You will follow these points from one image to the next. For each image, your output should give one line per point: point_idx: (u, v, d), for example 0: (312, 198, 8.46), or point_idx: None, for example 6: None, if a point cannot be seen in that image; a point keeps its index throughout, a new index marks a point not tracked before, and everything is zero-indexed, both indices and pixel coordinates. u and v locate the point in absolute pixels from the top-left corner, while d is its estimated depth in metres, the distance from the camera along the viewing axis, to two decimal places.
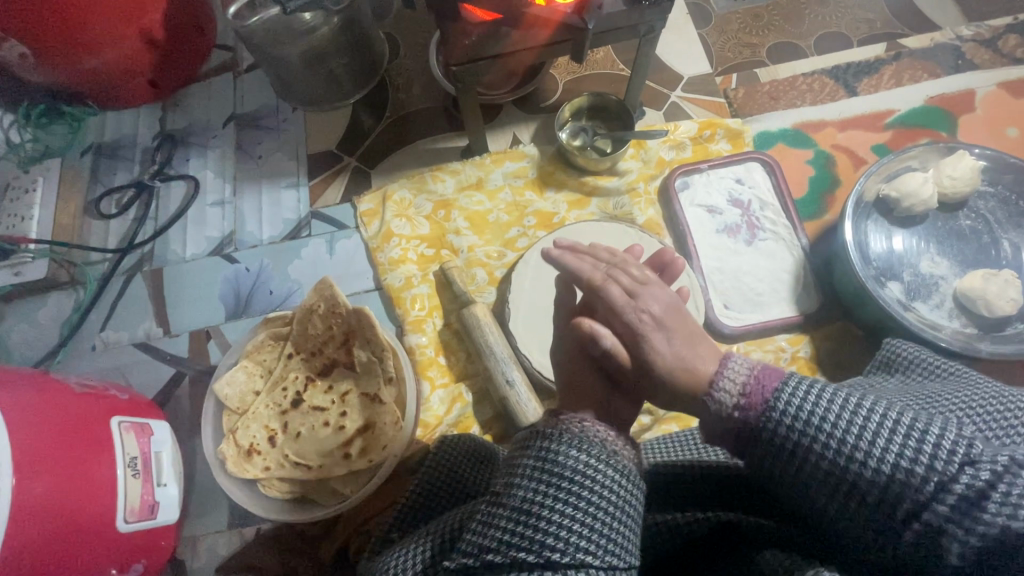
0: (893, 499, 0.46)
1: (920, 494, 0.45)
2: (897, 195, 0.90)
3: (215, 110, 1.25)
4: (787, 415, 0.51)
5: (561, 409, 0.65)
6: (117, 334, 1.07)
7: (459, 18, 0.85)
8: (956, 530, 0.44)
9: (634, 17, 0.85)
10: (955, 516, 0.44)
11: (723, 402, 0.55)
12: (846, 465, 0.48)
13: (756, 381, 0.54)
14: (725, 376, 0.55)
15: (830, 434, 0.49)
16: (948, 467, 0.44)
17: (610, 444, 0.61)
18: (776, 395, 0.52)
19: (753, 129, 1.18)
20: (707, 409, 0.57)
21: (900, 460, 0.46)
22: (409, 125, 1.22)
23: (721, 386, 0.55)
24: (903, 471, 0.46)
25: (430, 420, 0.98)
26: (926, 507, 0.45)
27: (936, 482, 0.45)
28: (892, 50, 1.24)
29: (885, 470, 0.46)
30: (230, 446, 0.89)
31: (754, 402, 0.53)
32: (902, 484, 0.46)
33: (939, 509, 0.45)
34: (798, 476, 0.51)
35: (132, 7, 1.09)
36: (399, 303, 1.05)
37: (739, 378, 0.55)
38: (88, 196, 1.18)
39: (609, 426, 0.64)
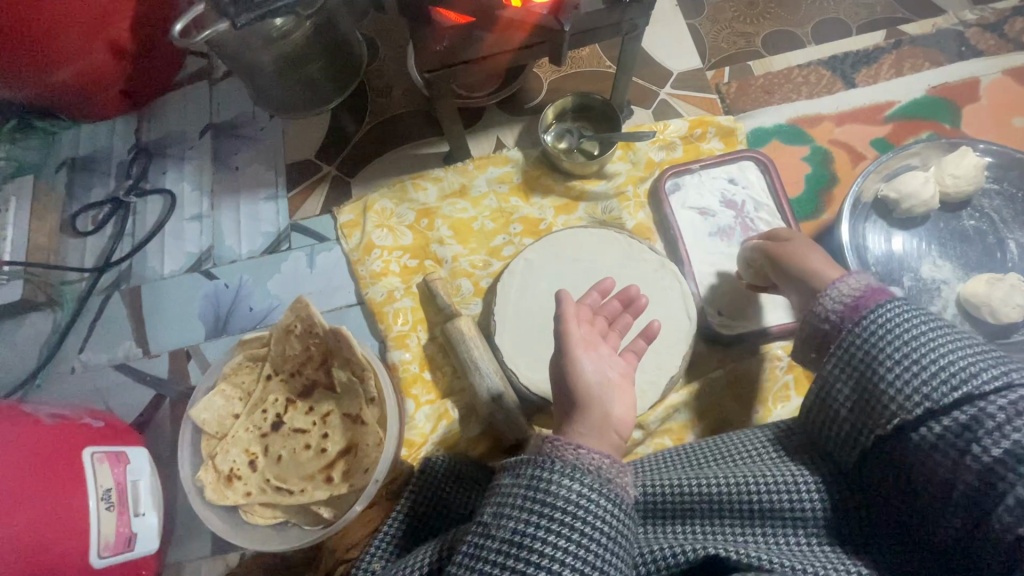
0: (928, 399, 0.53)
1: (945, 400, 0.52)
2: (896, 197, 0.86)
3: (191, 120, 1.21)
4: (880, 318, 0.59)
5: (551, 435, 0.66)
6: (95, 356, 1.04)
7: (429, 22, 0.79)
8: (979, 437, 0.50)
9: (615, 16, 0.81)
10: (972, 427, 0.50)
11: (833, 300, 0.65)
12: (896, 368, 0.56)
13: (865, 296, 0.63)
14: (839, 287, 0.66)
15: (892, 341, 0.57)
16: (986, 386, 0.51)
17: (604, 472, 0.63)
18: (885, 303, 0.60)
19: (746, 126, 1.13)
20: (818, 305, 0.67)
21: (961, 369, 0.52)
22: (390, 130, 1.18)
23: (838, 289, 0.65)
24: (956, 376, 0.52)
25: (416, 438, 0.96)
26: (951, 410, 0.52)
27: (969, 394, 0.51)
28: (892, 38, 1.19)
29: (936, 375, 0.53)
30: (209, 473, 0.86)
31: (853, 307, 0.63)
32: (944, 387, 0.52)
33: (957, 418, 0.51)
34: (861, 376, 0.59)
35: (102, 15, 1.05)
36: (381, 318, 1.02)
37: (853, 289, 0.65)
38: (64, 213, 1.15)
39: (604, 453, 0.65)
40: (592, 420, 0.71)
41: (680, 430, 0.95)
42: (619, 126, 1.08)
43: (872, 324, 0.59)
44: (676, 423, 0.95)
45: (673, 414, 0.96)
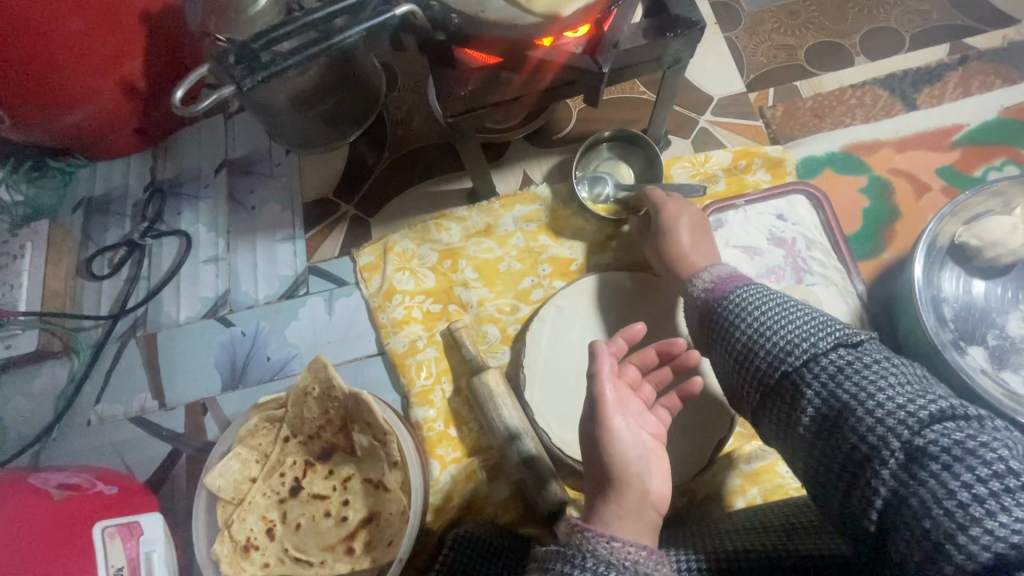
0: (760, 377, 0.58)
1: (770, 377, 0.57)
2: (977, 243, 0.76)
3: (206, 156, 1.17)
4: (729, 303, 0.66)
5: (581, 523, 0.59)
6: (111, 409, 1.00)
7: (454, 64, 0.74)
8: (800, 408, 0.54)
9: (656, 51, 0.74)
10: (793, 402, 0.55)
11: (697, 290, 0.73)
12: (737, 348, 0.62)
13: (722, 282, 0.71)
14: (704, 275, 0.74)
15: (732, 327, 0.63)
16: (793, 358, 0.56)
17: (643, 568, 0.55)
18: (732, 289, 0.67)
19: (795, 155, 1.04)
20: (687, 297, 0.75)
21: (784, 341, 0.57)
22: (410, 165, 1.12)
23: (702, 279, 0.74)
24: (778, 349, 0.57)
25: (441, 503, 0.89)
26: (776, 384, 0.57)
27: (781, 369, 0.56)
28: (956, 52, 1.08)
29: (764, 350, 0.59)
30: (225, 544, 0.81)
31: (712, 293, 0.70)
32: (769, 361, 0.58)
33: (781, 393, 0.56)
34: (721, 359, 0.65)
35: (113, 57, 1.02)
36: (403, 371, 0.96)
37: (711, 280, 0.72)
38: (80, 256, 1.12)
39: (640, 544, 0.57)
40: (628, 502, 0.61)
41: (728, 496, 0.87)
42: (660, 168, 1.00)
43: (721, 308, 0.66)
44: (724, 488, 0.87)
45: (720, 479, 0.88)
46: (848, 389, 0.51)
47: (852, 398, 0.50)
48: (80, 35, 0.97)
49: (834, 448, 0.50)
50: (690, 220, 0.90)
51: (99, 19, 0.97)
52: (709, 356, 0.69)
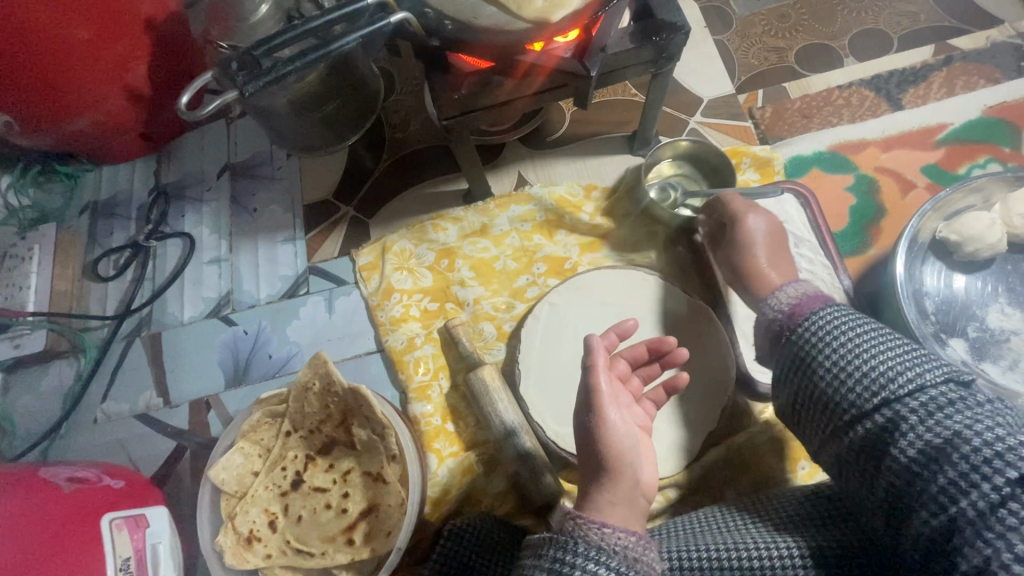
0: (853, 402, 0.57)
1: (866, 404, 0.56)
2: (956, 239, 0.78)
3: (209, 159, 1.20)
4: (816, 324, 0.65)
5: (574, 511, 0.61)
6: (117, 406, 1.03)
7: (448, 68, 0.77)
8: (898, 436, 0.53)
9: (644, 54, 0.76)
10: (889, 430, 0.54)
11: (773, 308, 0.72)
12: (827, 372, 0.61)
13: (802, 303, 0.69)
14: (782, 292, 0.73)
15: (822, 351, 0.62)
16: (899, 389, 0.55)
17: (631, 552, 0.58)
18: (818, 310, 0.66)
19: (783, 154, 1.06)
20: (761, 315, 0.73)
21: (884, 370, 0.57)
22: (408, 167, 1.15)
23: (782, 296, 0.72)
24: (878, 378, 0.57)
25: (440, 496, 0.91)
26: (873, 412, 0.56)
27: (881, 398, 0.55)
28: (940, 53, 1.11)
29: (859, 377, 0.58)
30: (229, 535, 0.83)
31: (793, 313, 0.69)
32: (866, 389, 0.57)
33: (876, 421, 0.55)
34: (801, 381, 0.64)
35: (117, 64, 1.05)
36: (402, 368, 0.98)
37: (792, 297, 0.71)
38: (86, 258, 1.15)
39: (629, 530, 0.60)
40: (620, 490, 0.63)
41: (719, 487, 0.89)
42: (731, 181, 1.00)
43: (806, 329, 0.65)
44: (715, 479, 0.89)
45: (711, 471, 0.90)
46: (956, 423, 0.50)
47: (961, 430, 0.50)
48: (86, 44, 0.99)
49: (932, 480, 0.49)
50: (769, 236, 0.86)
51: (104, 28, 1.00)
52: (777, 376, 0.68)
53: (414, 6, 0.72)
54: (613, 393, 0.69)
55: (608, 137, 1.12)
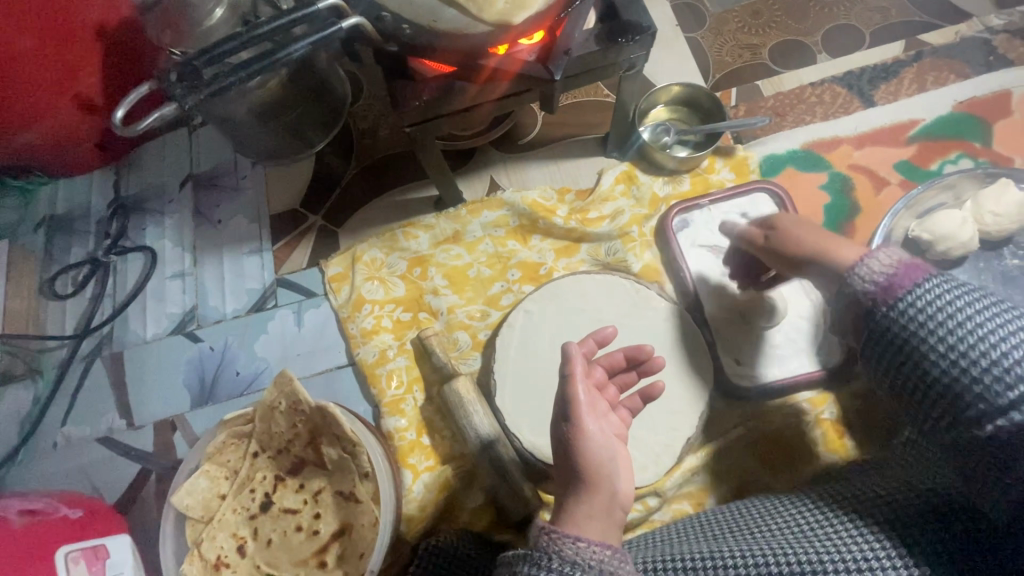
0: (986, 398, 0.50)
1: (1002, 399, 0.49)
2: (929, 238, 0.78)
3: (170, 169, 1.15)
4: (916, 301, 0.54)
5: (548, 524, 0.59)
6: (78, 429, 0.99)
7: (410, 75, 0.75)
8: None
9: (610, 57, 0.74)
10: None
11: (860, 279, 0.59)
12: (934, 360, 0.52)
13: (899, 271, 0.57)
14: (873, 258, 0.59)
15: (936, 334, 0.52)
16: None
17: (607, 566, 0.56)
18: (920, 283, 0.55)
19: (758, 153, 1.05)
20: (843, 287, 0.60)
21: (1023, 359, 0.48)
22: (378, 173, 1.12)
23: (869, 264, 0.59)
24: (1013, 371, 0.49)
25: (415, 512, 0.89)
26: (1017, 408, 0.48)
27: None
28: (911, 49, 1.10)
29: (985, 367, 0.50)
30: (195, 563, 0.80)
31: (887, 288, 0.57)
32: (1003, 385, 0.49)
33: (1016, 418, 0.48)
34: (897, 360, 0.55)
35: (67, 73, 1.00)
36: (374, 381, 0.95)
37: (887, 264, 0.58)
38: (43, 276, 1.10)
39: (605, 543, 0.58)
40: (596, 502, 0.60)
41: (701, 494, 0.88)
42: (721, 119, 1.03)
43: (909, 309, 0.54)
44: (695, 486, 0.89)
45: (691, 478, 0.89)
46: None
47: None
48: (31, 53, 0.95)
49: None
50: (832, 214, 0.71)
51: (51, 37, 0.96)
52: (868, 353, 0.59)
53: (370, 10, 0.68)
54: (592, 401, 0.66)
55: (581, 139, 1.10)
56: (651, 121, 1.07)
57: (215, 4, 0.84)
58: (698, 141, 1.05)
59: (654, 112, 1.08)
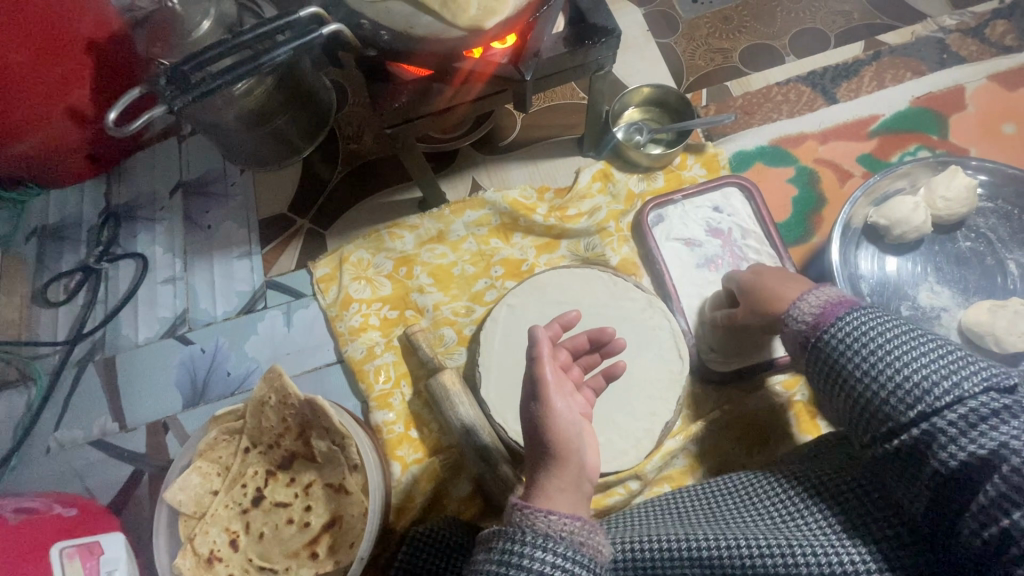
0: (890, 413, 0.55)
1: (905, 415, 0.54)
2: (886, 223, 0.82)
3: (161, 179, 1.18)
4: (839, 333, 0.61)
5: (519, 501, 0.61)
6: (71, 433, 1.00)
7: (390, 78, 0.79)
8: (944, 444, 0.51)
9: (578, 58, 0.79)
10: (926, 442, 0.52)
11: (797, 317, 0.67)
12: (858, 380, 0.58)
13: (828, 306, 0.64)
14: (804, 300, 0.67)
15: (857, 359, 0.59)
16: (937, 401, 0.52)
17: (577, 536, 0.58)
18: (843, 316, 0.62)
19: (728, 150, 1.10)
20: (785, 324, 0.69)
21: (920, 380, 0.54)
22: (364, 177, 1.16)
23: (802, 304, 0.67)
24: (914, 390, 0.54)
25: (404, 502, 0.91)
26: (913, 424, 0.53)
27: (922, 410, 0.53)
28: (871, 49, 1.16)
29: (892, 388, 0.55)
30: (188, 557, 0.82)
31: (818, 320, 0.64)
32: (903, 402, 0.54)
33: (913, 433, 0.53)
34: (831, 385, 0.62)
35: (59, 86, 1.03)
36: (362, 377, 0.98)
37: (814, 304, 0.66)
38: (36, 284, 1.12)
39: (575, 515, 0.59)
40: (568, 476, 0.63)
41: (680, 477, 0.92)
42: (692, 117, 1.09)
43: (830, 338, 0.61)
44: (675, 470, 0.92)
45: (671, 461, 0.92)
46: (1002, 434, 0.48)
47: (1007, 442, 0.48)
48: (23, 67, 0.98)
49: (982, 488, 0.48)
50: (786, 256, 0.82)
51: (44, 51, 0.99)
52: (811, 380, 0.65)
53: (351, 17, 0.73)
54: (561, 383, 0.67)
55: (559, 140, 1.15)
56: (624, 122, 1.12)
57: (203, 17, 0.88)
58: (670, 138, 1.10)
59: (626, 114, 1.13)
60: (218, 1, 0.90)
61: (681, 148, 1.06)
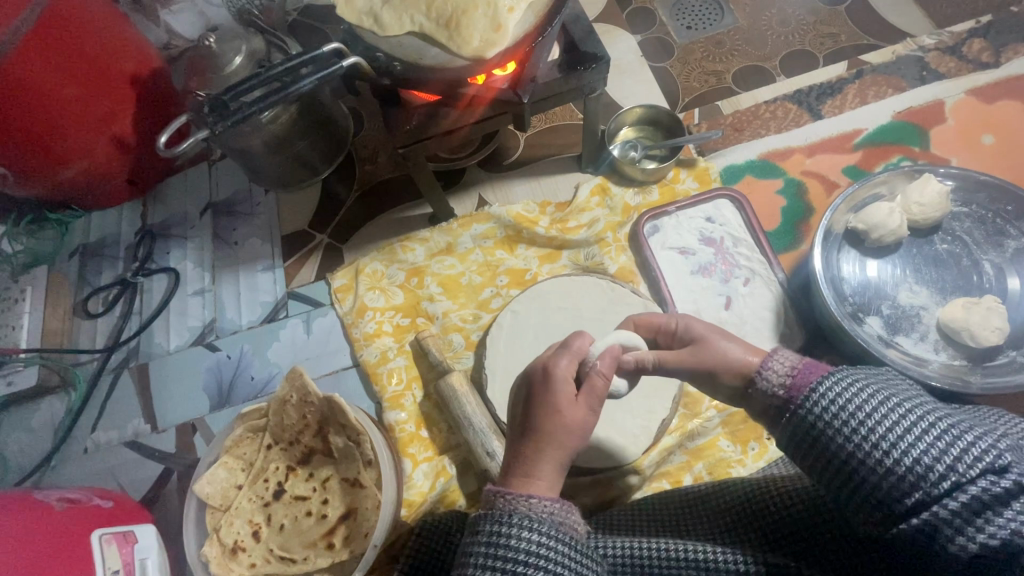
0: (886, 499, 0.51)
1: (937, 487, 0.48)
2: (864, 227, 0.93)
3: (192, 200, 1.28)
4: (819, 405, 0.56)
5: (500, 489, 0.63)
6: (107, 434, 1.08)
7: (402, 104, 0.88)
8: (951, 535, 0.47)
9: (573, 82, 0.88)
10: (966, 516, 0.46)
11: (767, 385, 0.61)
12: (865, 452, 0.52)
13: (800, 373, 0.60)
14: (772, 364, 0.62)
15: (868, 427, 0.53)
16: (969, 470, 0.47)
17: (558, 517, 0.60)
18: (817, 384, 0.57)
19: (719, 164, 1.17)
20: (751, 396, 0.63)
21: (914, 464, 0.49)
22: (379, 195, 1.25)
23: (770, 372, 0.62)
24: (907, 476, 0.49)
25: (415, 497, 0.96)
26: (945, 496, 0.47)
27: (953, 480, 0.47)
28: (854, 68, 1.23)
29: (882, 472, 0.51)
30: (214, 546, 0.88)
31: (795, 387, 0.59)
32: (898, 488, 0.50)
33: (950, 505, 0.47)
34: (814, 463, 0.56)
35: (105, 117, 1.14)
36: (376, 379, 1.05)
37: (785, 371, 0.61)
38: (77, 297, 1.21)
39: (554, 498, 0.62)
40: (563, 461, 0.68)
41: (678, 473, 0.96)
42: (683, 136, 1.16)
43: (814, 410, 0.56)
44: (672, 466, 0.97)
45: (668, 457, 0.97)
46: None
47: None
48: (75, 100, 1.08)
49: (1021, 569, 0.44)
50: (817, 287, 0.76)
51: (93, 85, 1.09)
52: (794, 452, 0.58)
53: (368, 51, 0.82)
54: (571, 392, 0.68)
55: (559, 158, 1.23)
56: (619, 140, 1.20)
57: (235, 54, 0.98)
58: (663, 155, 1.17)
59: (621, 133, 1.21)
60: (249, 39, 1.01)
61: (673, 162, 1.13)
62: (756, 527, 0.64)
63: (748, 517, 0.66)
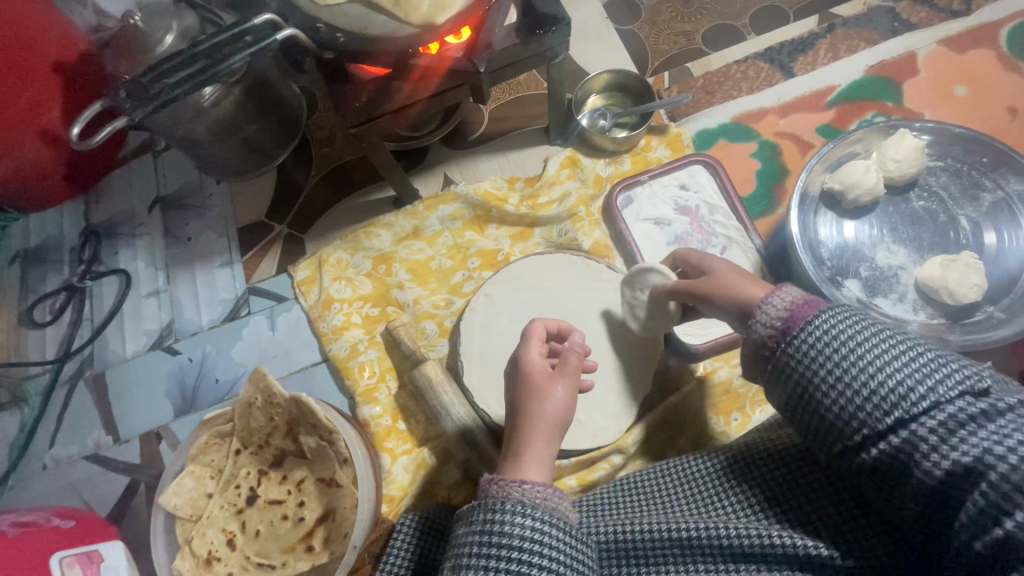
0: (866, 420, 0.52)
1: (917, 406, 0.49)
2: (840, 187, 0.90)
3: (138, 195, 1.20)
4: (812, 335, 0.56)
5: (493, 480, 0.61)
6: (66, 449, 1.02)
7: (350, 79, 0.81)
8: (926, 452, 0.48)
9: (532, 47, 0.82)
10: (940, 437, 0.48)
11: (764, 320, 0.60)
12: (857, 376, 0.52)
13: (795, 309, 0.58)
14: (772, 300, 0.60)
15: (860, 353, 0.53)
16: (950, 391, 0.49)
17: (551, 499, 0.58)
18: (815, 316, 0.56)
19: (691, 130, 1.13)
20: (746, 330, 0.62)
21: (899, 385, 0.50)
22: (340, 179, 1.18)
23: (769, 304, 0.60)
24: (892, 395, 0.50)
25: (395, 491, 0.93)
26: (923, 414, 0.49)
27: (933, 399, 0.49)
28: (825, 22, 1.19)
29: (868, 393, 0.52)
30: (187, 559, 0.84)
31: (789, 322, 0.58)
32: (880, 407, 0.51)
33: (929, 423, 0.49)
34: (798, 395, 0.57)
35: (28, 108, 1.03)
36: (347, 374, 1.00)
37: (784, 305, 0.59)
38: (22, 307, 1.13)
39: (547, 484, 0.59)
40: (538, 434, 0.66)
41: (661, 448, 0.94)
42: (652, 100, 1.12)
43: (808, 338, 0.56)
44: (656, 442, 0.95)
45: (651, 434, 0.96)
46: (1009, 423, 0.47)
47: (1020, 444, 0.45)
48: None
49: (970, 494, 0.46)
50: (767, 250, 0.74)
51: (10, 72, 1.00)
52: (781, 384, 0.58)
53: (305, 22, 0.74)
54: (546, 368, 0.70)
55: (526, 131, 1.18)
56: (588, 108, 1.15)
57: (165, 32, 0.90)
58: (634, 121, 1.13)
59: (589, 101, 1.16)
60: (180, 16, 0.92)
61: (644, 130, 1.09)
62: (740, 492, 0.64)
63: (733, 483, 0.65)
